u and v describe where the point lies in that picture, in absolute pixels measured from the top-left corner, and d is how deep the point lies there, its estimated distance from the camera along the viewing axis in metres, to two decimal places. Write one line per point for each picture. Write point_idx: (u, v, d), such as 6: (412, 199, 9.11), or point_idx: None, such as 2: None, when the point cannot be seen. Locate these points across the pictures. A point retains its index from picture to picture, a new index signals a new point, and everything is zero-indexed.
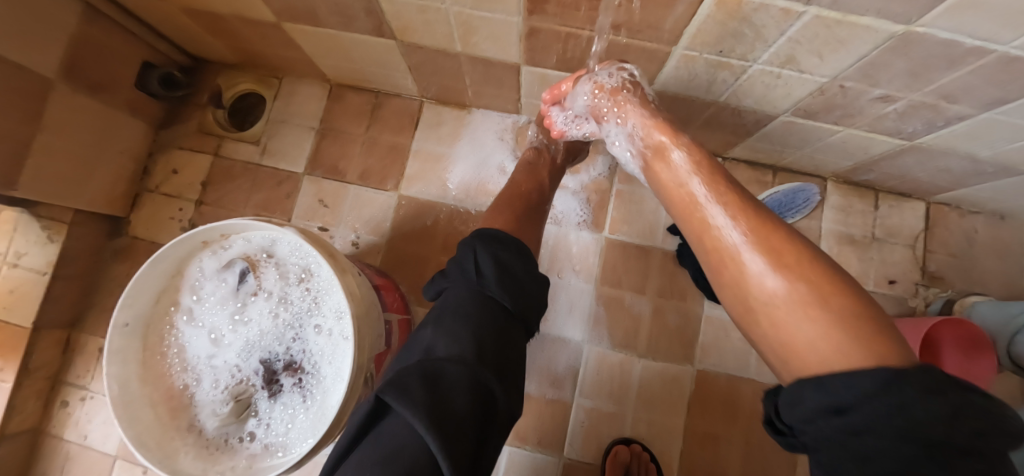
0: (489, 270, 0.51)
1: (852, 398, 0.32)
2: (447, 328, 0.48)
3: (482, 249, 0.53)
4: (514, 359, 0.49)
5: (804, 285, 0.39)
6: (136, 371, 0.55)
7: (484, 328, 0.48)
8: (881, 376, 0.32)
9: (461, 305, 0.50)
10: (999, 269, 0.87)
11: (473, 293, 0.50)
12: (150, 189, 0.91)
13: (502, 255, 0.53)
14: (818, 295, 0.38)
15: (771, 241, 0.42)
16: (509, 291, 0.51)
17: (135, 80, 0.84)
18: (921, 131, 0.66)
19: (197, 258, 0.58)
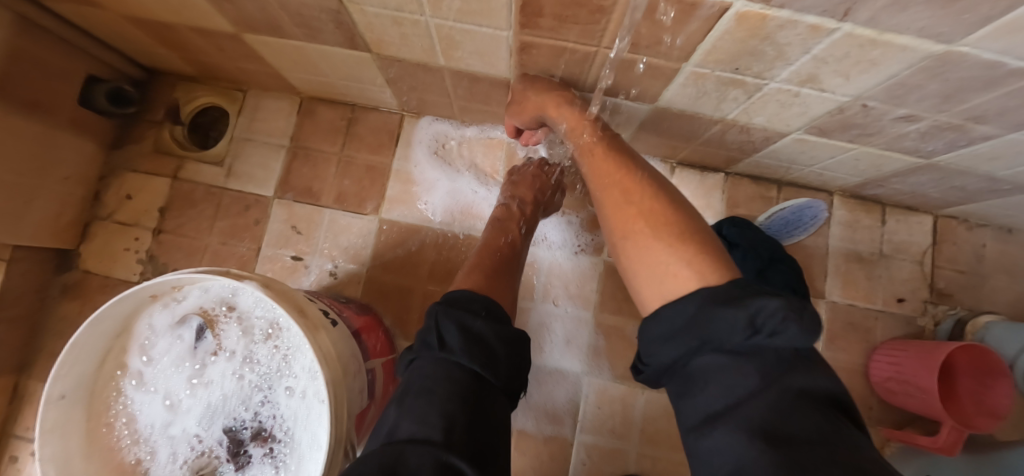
0: (455, 339, 0.46)
1: (683, 324, 0.39)
2: (414, 410, 0.42)
3: (446, 314, 0.48)
4: (494, 439, 0.43)
5: (677, 247, 0.44)
6: (78, 449, 0.47)
7: (456, 406, 0.42)
8: (695, 304, 0.38)
9: (428, 381, 0.44)
10: (1006, 284, 0.84)
11: (440, 365, 0.45)
12: (103, 217, 0.82)
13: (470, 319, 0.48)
14: (691, 262, 0.42)
15: (656, 228, 0.46)
16: (482, 358, 0.45)
17: (78, 97, 0.75)
18: (941, 149, 0.62)
19: (146, 314, 0.51)
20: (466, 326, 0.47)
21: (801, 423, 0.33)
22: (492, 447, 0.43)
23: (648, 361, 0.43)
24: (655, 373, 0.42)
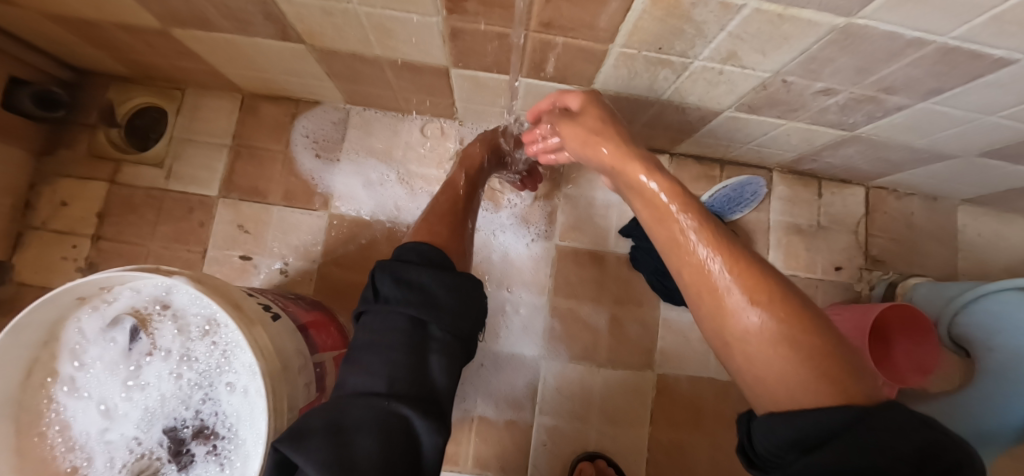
0: (394, 294, 0.46)
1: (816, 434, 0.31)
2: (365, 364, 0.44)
3: (385, 270, 0.47)
4: (446, 384, 0.45)
5: (796, 339, 0.35)
6: (4, 462, 0.45)
7: (399, 357, 0.43)
8: (846, 413, 0.30)
9: (373, 336, 0.45)
10: (933, 249, 0.90)
11: (382, 319, 0.45)
12: (36, 226, 0.79)
13: (408, 271, 0.47)
14: (786, 334, 0.36)
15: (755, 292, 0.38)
16: (422, 307, 0.45)
17: (0, 100, 0.71)
18: (862, 122, 0.65)
19: (75, 318, 0.49)
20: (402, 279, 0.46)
21: None
22: (441, 390, 0.45)
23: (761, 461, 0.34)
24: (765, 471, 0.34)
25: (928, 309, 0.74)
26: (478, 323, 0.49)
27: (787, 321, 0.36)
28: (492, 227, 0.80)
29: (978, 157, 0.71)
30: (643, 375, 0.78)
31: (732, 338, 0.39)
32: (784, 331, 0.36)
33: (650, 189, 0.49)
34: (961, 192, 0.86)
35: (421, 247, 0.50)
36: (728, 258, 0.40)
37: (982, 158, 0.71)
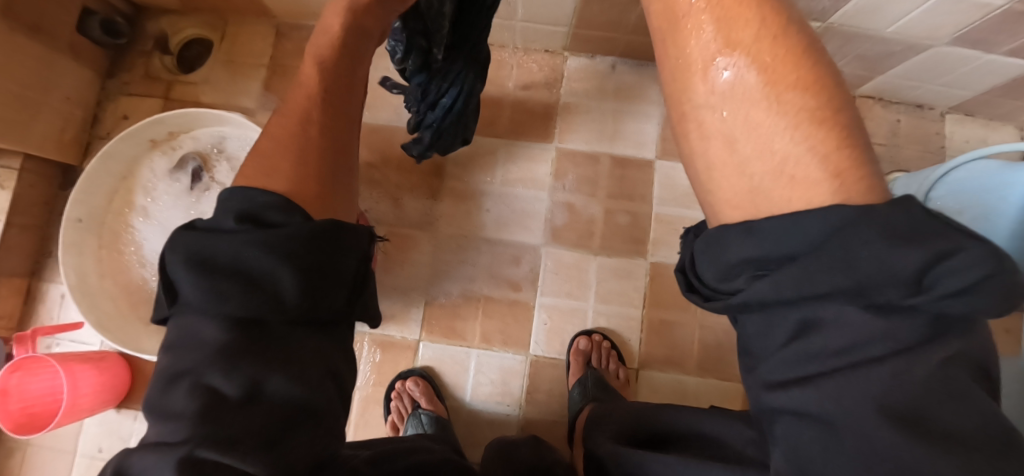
0: (229, 253, 0.32)
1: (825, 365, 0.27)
2: (180, 353, 0.32)
3: (183, 244, 0.33)
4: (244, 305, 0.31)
5: (773, 98, 0.29)
6: (92, 265, 0.57)
7: (274, 300, 0.32)
8: (840, 229, 0.25)
9: (187, 327, 0.32)
10: (920, 154, 0.94)
11: (213, 249, 0.32)
12: (102, 136, 0.91)
13: (274, 211, 0.34)
14: (770, 88, 0.30)
15: (767, 58, 0.30)
16: (248, 303, 0.31)
17: (75, 25, 0.84)
18: (830, 8, 0.71)
19: (149, 160, 0.61)
20: (254, 214, 0.34)
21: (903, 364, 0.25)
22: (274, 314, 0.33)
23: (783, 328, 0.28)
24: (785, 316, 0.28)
25: (905, 195, 0.79)
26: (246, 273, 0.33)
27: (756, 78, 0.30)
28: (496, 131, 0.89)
29: (948, 46, 0.76)
30: (636, 262, 0.85)
31: (690, 113, 0.33)
32: (757, 99, 0.30)
33: None
34: (945, 96, 0.90)
35: (276, 200, 0.34)
36: (756, 53, 0.30)
37: (952, 46, 0.75)
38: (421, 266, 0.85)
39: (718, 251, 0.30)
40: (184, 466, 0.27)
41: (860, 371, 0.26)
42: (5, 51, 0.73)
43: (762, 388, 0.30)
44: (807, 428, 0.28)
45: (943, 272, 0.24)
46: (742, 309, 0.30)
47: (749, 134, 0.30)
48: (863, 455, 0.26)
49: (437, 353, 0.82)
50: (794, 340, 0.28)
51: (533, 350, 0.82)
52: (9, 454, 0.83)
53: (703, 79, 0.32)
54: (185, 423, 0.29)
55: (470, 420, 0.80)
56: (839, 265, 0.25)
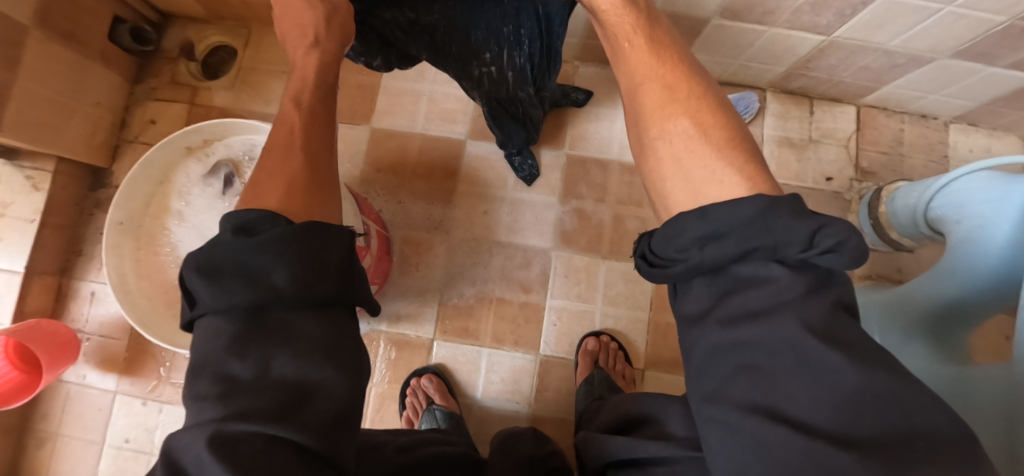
0: (228, 256, 0.33)
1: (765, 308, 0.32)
2: (202, 350, 0.33)
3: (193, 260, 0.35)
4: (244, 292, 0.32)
5: (706, 134, 0.40)
6: (130, 265, 0.61)
7: (262, 286, 0.32)
8: (759, 207, 0.33)
9: (202, 324, 0.33)
10: (924, 163, 0.96)
11: (211, 256, 0.34)
12: (129, 140, 0.95)
13: (262, 220, 0.35)
14: (701, 126, 0.40)
15: (698, 107, 0.41)
16: (244, 293, 0.32)
17: (106, 33, 0.88)
18: (834, 22, 0.73)
19: (183, 165, 0.64)
20: (245, 225, 0.35)
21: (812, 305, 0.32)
22: (274, 300, 0.33)
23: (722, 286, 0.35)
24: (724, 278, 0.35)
25: (907, 203, 0.82)
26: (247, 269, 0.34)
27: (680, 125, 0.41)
28: None
29: (951, 59, 0.77)
30: None
31: (647, 141, 0.42)
32: (696, 134, 0.40)
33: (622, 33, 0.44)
34: (949, 107, 0.92)
35: (263, 212, 0.35)
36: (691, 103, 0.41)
37: (954, 59, 0.77)
38: (436, 268, 0.88)
39: (671, 231, 0.37)
40: (214, 440, 0.28)
41: (785, 312, 0.31)
42: (41, 58, 0.76)
43: (706, 339, 0.34)
44: (750, 370, 0.32)
45: (828, 237, 0.32)
46: (692, 274, 0.36)
47: (690, 155, 0.39)
48: (793, 383, 0.30)
49: (451, 352, 0.85)
50: (735, 295, 0.34)
51: (543, 351, 0.85)
52: (42, 444, 0.86)
53: (657, 119, 0.41)
54: (208, 402, 0.30)
55: (481, 417, 0.83)
56: (764, 231, 0.33)
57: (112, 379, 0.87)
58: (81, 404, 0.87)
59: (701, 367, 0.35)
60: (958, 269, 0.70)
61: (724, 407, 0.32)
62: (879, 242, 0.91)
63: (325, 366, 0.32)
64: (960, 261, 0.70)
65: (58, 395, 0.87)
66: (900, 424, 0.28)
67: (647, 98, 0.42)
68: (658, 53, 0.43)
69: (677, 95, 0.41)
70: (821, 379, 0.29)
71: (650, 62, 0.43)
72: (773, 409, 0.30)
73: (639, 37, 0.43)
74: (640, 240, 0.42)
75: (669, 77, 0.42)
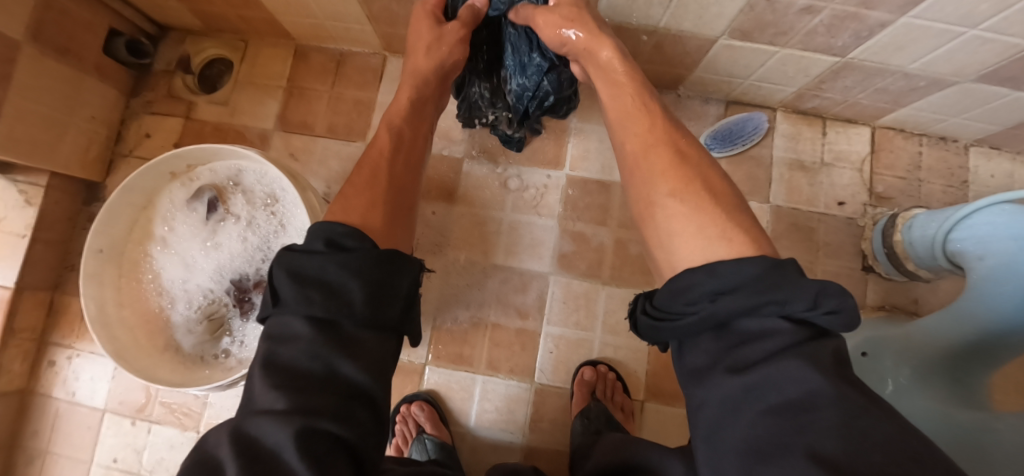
0: (316, 269, 0.42)
1: (766, 355, 0.34)
2: (278, 344, 0.40)
3: (283, 264, 0.43)
4: (325, 299, 0.41)
5: (710, 207, 0.44)
6: (110, 294, 0.60)
7: (340, 298, 0.41)
8: (765, 265, 0.37)
9: (281, 322, 0.41)
10: (943, 188, 0.92)
11: (304, 266, 0.42)
12: (124, 154, 0.94)
13: (347, 238, 0.45)
14: (710, 200, 0.45)
15: (701, 186, 0.46)
16: (331, 302, 0.41)
17: (102, 47, 0.87)
18: (851, 44, 0.69)
19: (167, 191, 0.63)
20: (336, 241, 0.45)
21: (815, 352, 0.34)
22: (350, 310, 0.41)
23: (730, 338, 0.37)
24: (736, 332, 0.37)
25: (925, 234, 0.78)
26: (326, 287, 0.41)
27: (683, 185, 0.46)
28: (508, 158, 0.89)
29: (975, 82, 0.73)
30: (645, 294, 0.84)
31: (652, 205, 0.47)
32: (698, 203, 0.44)
33: (639, 122, 0.53)
34: (971, 131, 0.87)
35: (351, 229, 0.46)
36: (694, 181, 0.46)
37: (979, 83, 0.73)
38: (429, 291, 0.85)
39: (681, 287, 0.40)
40: (299, 436, 0.34)
41: (789, 357, 0.33)
42: (33, 73, 0.75)
43: (715, 388, 0.35)
44: (762, 412, 0.33)
45: (829, 298, 0.35)
46: (701, 328, 0.38)
47: (693, 219, 0.44)
48: (805, 425, 0.31)
49: (443, 378, 0.83)
50: (743, 347, 0.36)
51: (539, 379, 0.82)
52: (31, 461, 0.86)
53: (662, 186, 0.47)
54: (288, 391, 0.37)
55: (474, 447, 0.81)
56: (772, 287, 0.35)
57: (101, 397, 0.86)
58: (70, 422, 0.86)
59: (713, 414, 0.35)
60: (972, 311, 0.67)
61: (738, 455, 0.33)
62: (893, 271, 0.86)
63: (376, 380, 0.40)
64: (979, 298, 0.66)
65: (48, 411, 0.86)
66: (908, 458, 0.28)
67: (657, 161, 0.49)
68: (666, 130, 0.52)
69: (686, 164, 0.48)
70: (831, 419, 0.30)
71: (664, 148, 0.50)
72: (786, 449, 0.30)
73: (648, 116, 0.53)
74: (641, 299, 0.46)
75: (679, 149, 0.50)
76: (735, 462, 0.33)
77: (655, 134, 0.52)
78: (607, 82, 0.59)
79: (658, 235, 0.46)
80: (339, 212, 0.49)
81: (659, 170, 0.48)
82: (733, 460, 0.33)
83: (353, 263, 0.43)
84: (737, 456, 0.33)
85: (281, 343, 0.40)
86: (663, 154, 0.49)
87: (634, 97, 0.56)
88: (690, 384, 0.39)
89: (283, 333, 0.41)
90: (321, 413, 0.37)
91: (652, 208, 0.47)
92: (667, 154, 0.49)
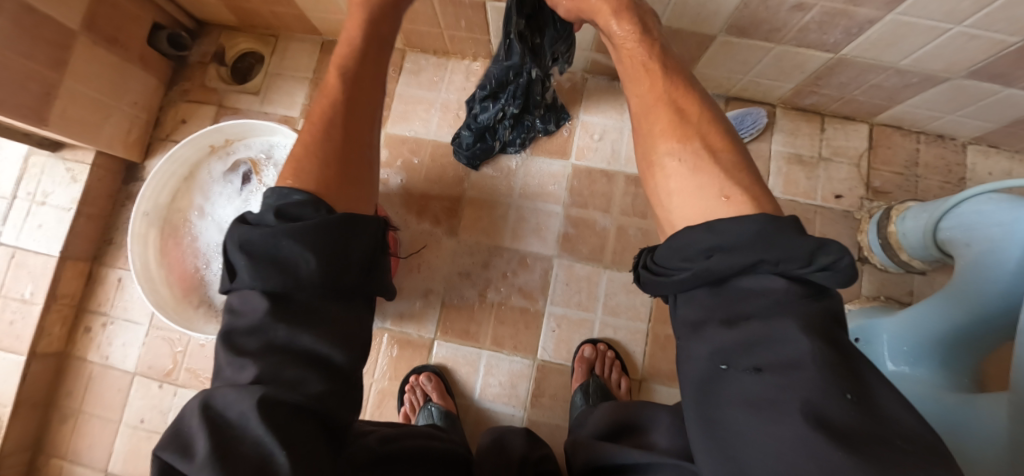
0: (264, 243, 0.42)
1: (763, 312, 0.38)
2: (236, 319, 0.42)
3: (234, 237, 0.44)
4: (279, 271, 0.42)
5: (710, 168, 0.46)
6: (154, 253, 0.68)
7: (294, 271, 0.42)
8: (760, 223, 0.39)
9: (240, 296, 0.43)
10: (941, 186, 0.94)
11: (253, 239, 0.42)
12: (162, 137, 1.01)
13: (298, 207, 0.45)
14: (714, 159, 0.46)
15: (700, 147, 0.47)
16: (290, 279, 0.42)
17: (146, 39, 0.94)
18: (843, 40, 0.73)
19: (207, 163, 0.71)
20: (283, 211, 0.44)
21: (808, 311, 0.37)
22: (306, 278, 0.42)
23: (727, 299, 0.40)
24: (732, 290, 0.40)
25: (919, 223, 0.79)
26: (275, 260, 0.42)
27: (680, 144, 0.48)
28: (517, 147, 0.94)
29: (965, 79, 0.76)
30: None
31: (656, 163, 0.49)
32: (700, 163, 0.46)
33: (642, 83, 0.52)
34: (968, 128, 0.90)
35: (306, 198, 0.45)
36: (693, 142, 0.48)
37: (969, 79, 0.76)
38: (439, 268, 0.90)
39: (679, 245, 0.43)
40: (260, 404, 0.36)
41: (781, 315, 0.37)
42: (86, 61, 0.83)
43: (709, 340, 0.39)
44: (755, 367, 0.37)
45: (825, 255, 0.37)
46: (696, 282, 0.41)
47: (695, 177, 0.46)
48: (791, 381, 0.35)
49: (450, 353, 0.87)
50: (738, 301, 0.39)
51: (541, 356, 0.86)
52: (64, 419, 0.92)
53: (664, 148, 0.49)
54: (253, 359, 0.39)
55: (477, 418, 0.84)
56: (770, 245, 0.38)
57: (132, 361, 0.92)
58: (103, 383, 0.92)
59: (704, 365, 0.39)
60: (968, 294, 0.69)
61: (730, 404, 0.37)
62: (889, 262, 0.89)
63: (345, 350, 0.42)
64: (970, 283, 0.69)
65: (83, 373, 0.93)
66: (880, 425, 0.33)
67: (658, 122, 0.50)
68: (665, 85, 0.51)
69: (685, 122, 0.49)
70: (816, 377, 0.34)
71: (667, 109, 0.50)
72: (776, 404, 0.34)
73: (661, 72, 0.52)
74: (644, 256, 0.50)
75: (677, 107, 0.50)
76: (727, 412, 0.37)
77: (661, 94, 0.51)
78: (623, 48, 0.54)
79: (658, 190, 0.49)
80: (289, 175, 0.48)
81: (663, 132, 0.49)
82: (732, 413, 0.37)
83: (306, 237, 0.42)
84: (733, 407, 0.37)
85: (243, 318, 0.42)
86: (667, 114, 0.50)
87: (647, 44, 0.53)
88: (685, 334, 0.42)
89: (242, 308, 0.42)
90: (281, 380, 0.39)
91: (655, 171, 0.50)
92: (675, 115, 0.50)
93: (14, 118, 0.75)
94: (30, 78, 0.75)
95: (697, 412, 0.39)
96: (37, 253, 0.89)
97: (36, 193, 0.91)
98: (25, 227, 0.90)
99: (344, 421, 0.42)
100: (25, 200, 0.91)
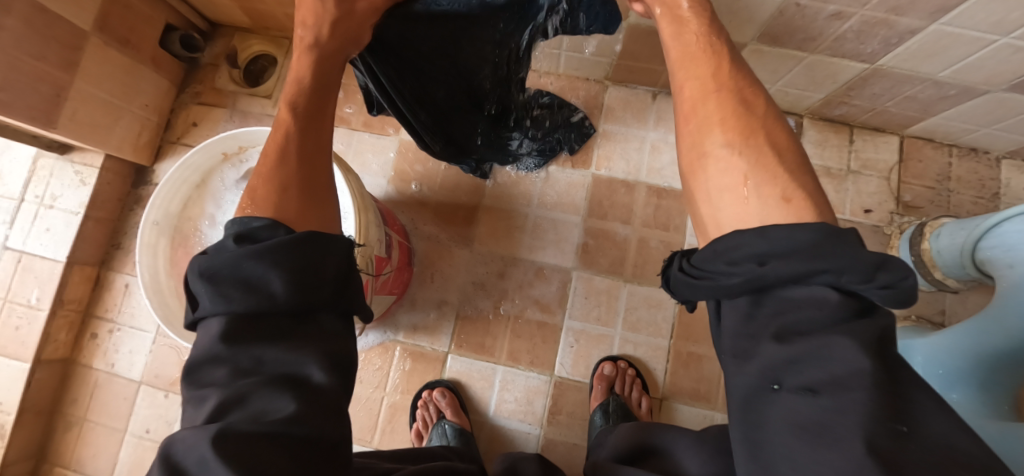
0: (228, 264, 0.36)
1: (815, 329, 0.33)
2: (195, 360, 0.35)
3: (194, 265, 0.37)
4: (241, 295, 0.35)
5: (771, 173, 0.40)
6: (164, 264, 0.66)
7: (258, 294, 0.35)
8: (821, 232, 0.34)
9: (204, 329, 0.37)
10: (974, 201, 0.91)
11: (214, 265, 0.36)
12: (173, 140, 0.99)
13: (265, 230, 0.38)
14: (775, 163, 0.41)
15: (759, 146, 0.42)
16: (256, 300, 0.35)
17: (158, 40, 0.92)
18: (880, 50, 0.70)
19: (220, 170, 0.69)
20: (247, 234, 0.37)
21: (865, 329, 0.32)
22: (275, 299, 0.35)
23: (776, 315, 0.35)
24: (775, 304, 0.35)
25: (955, 241, 0.76)
26: (239, 282, 0.35)
27: (742, 138, 0.42)
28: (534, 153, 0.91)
29: (1006, 92, 0.73)
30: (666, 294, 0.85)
31: (705, 157, 0.44)
32: (759, 164, 0.41)
33: (701, 66, 0.46)
34: (1005, 142, 0.86)
35: (267, 221, 0.38)
36: (753, 140, 0.42)
37: (1010, 92, 0.73)
38: (455, 277, 0.88)
39: (726, 248, 0.37)
40: (216, 442, 0.29)
41: (835, 332, 0.32)
42: (98, 63, 0.81)
43: (759, 357, 0.35)
44: (803, 385, 0.33)
45: (886, 273, 0.32)
46: (741, 289, 0.36)
47: (754, 178, 0.40)
48: (843, 402, 0.30)
49: (465, 367, 0.85)
50: (785, 313, 0.34)
51: (559, 372, 0.83)
52: (69, 427, 0.90)
53: (718, 141, 0.43)
54: (217, 390, 0.33)
55: (492, 436, 0.82)
56: (829, 254, 0.32)
57: (138, 369, 0.90)
58: (108, 392, 0.90)
59: (751, 383, 0.35)
60: (1003, 319, 0.66)
61: (775, 427, 0.33)
62: (921, 281, 0.86)
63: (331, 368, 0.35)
64: (1006, 308, 0.66)
65: (88, 381, 0.91)
66: (942, 456, 0.28)
67: (714, 111, 0.44)
68: (730, 75, 0.46)
69: (748, 116, 0.43)
70: (869, 402, 0.29)
71: (727, 98, 0.44)
72: (827, 429, 0.30)
73: (723, 59, 0.46)
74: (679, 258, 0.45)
75: (739, 99, 0.44)
76: (773, 435, 0.33)
77: (721, 81, 0.45)
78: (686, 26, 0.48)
79: (706, 187, 0.43)
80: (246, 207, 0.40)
81: (720, 121, 0.43)
82: (781, 436, 0.33)
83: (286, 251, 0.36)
84: (782, 430, 0.33)
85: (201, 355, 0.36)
86: (727, 103, 0.44)
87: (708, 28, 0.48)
88: (730, 350, 0.37)
89: (202, 344, 0.36)
90: (251, 411, 0.32)
91: (703, 163, 0.44)
92: (735, 106, 0.44)
93: (22, 120, 0.73)
94: (40, 80, 0.74)
95: (742, 432, 0.36)
96: (44, 257, 0.87)
97: (43, 197, 0.89)
98: (33, 230, 0.89)
99: (333, 440, 0.33)
100: (33, 203, 0.90)
